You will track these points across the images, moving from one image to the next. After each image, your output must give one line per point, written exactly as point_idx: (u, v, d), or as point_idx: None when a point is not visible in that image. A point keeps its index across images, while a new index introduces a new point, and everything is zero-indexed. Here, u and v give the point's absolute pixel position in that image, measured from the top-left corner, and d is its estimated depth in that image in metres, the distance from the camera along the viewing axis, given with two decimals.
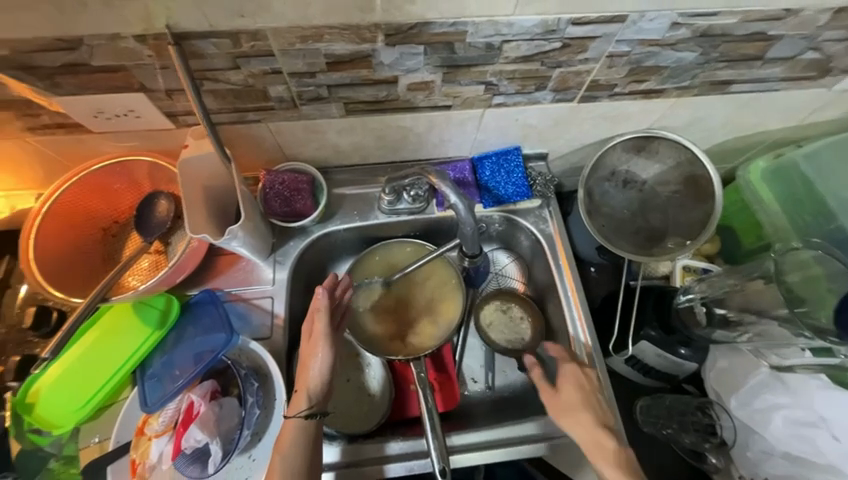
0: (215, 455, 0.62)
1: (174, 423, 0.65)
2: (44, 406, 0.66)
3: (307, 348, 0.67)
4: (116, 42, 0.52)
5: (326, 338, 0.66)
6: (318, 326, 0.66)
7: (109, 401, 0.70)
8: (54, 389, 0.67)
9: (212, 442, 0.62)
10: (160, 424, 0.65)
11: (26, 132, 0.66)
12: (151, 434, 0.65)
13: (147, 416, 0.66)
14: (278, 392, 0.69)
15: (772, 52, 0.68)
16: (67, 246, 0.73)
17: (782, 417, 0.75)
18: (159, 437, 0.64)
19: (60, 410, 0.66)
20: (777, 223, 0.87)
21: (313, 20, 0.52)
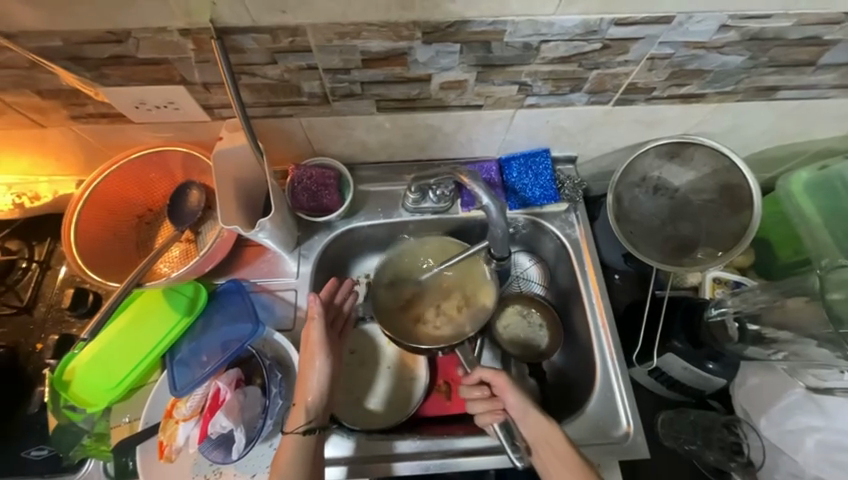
0: (239, 442, 0.64)
1: (200, 409, 0.67)
2: (79, 384, 0.69)
3: (304, 359, 0.69)
4: (162, 36, 0.53)
5: (321, 346, 0.69)
6: (313, 334, 0.69)
7: (139, 383, 0.72)
8: (89, 368, 0.70)
9: (236, 428, 0.64)
10: (188, 408, 0.67)
11: (72, 121, 0.68)
12: (179, 418, 0.67)
13: (176, 400, 0.68)
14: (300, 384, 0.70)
15: (825, 58, 0.64)
16: (104, 231, 0.75)
17: (815, 441, 0.72)
18: (187, 421, 0.67)
19: (95, 389, 0.69)
20: (819, 237, 0.83)
21: (353, 17, 0.52)
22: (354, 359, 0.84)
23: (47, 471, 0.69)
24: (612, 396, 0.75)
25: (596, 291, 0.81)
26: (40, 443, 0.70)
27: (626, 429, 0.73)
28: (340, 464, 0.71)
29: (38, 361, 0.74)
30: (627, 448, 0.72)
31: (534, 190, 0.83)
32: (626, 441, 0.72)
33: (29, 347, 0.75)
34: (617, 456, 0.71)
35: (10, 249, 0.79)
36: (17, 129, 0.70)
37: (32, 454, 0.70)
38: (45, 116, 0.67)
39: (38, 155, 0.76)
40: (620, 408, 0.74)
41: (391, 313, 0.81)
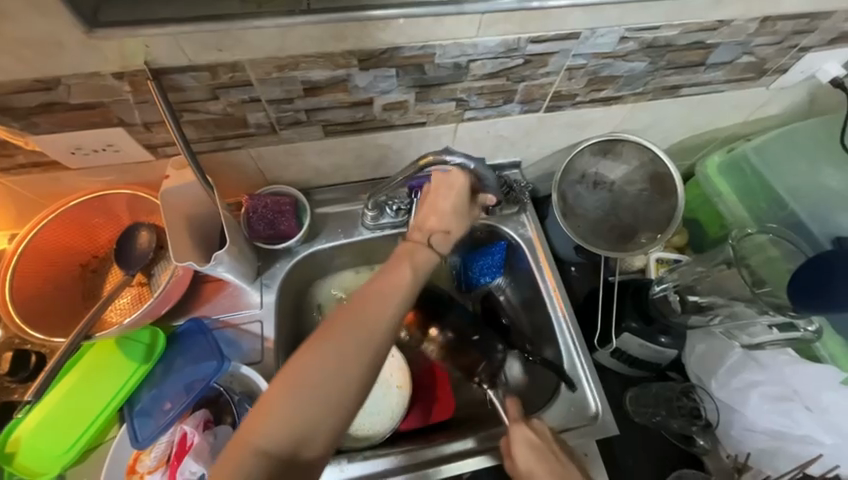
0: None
1: (166, 457, 0.65)
2: (25, 453, 0.64)
3: (438, 197, 0.67)
4: (95, 80, 0.53)
5: (460, 216, 0.67)
6: (448, 205, 0.67)
7: (98, 440, 0.68)
8: (38, 435, 0.65)
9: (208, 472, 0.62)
10: (152, 459, 0.65)
11: (1, 174, 0.65)
12: (143, 471, 0.64)
13: (139, 452, 0.65)
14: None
15: (712, 58, 0.75)
16: (45, 285, 0.71)
17: (759, 393, 0.80)
18: (153, 473, 0.64)
19: (43, 457, 0.64)
20: (736, 212, 0.93)
21: (290, 50, 0.55)
22: None
23: None
24: (579, 382, 0.79)
25: (554, 285, 0.85)
26: None
27: (595, 410, 0.77)
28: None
29: None
30: (598, 428, 0.76)
31: (488, 269, 0.91)
32: (597, 422, 0.76)
33: None
34: (592, 437, 0.75)
35: None
36: None
37: None
38: None
39: None
40: (588, 392, 0.78)
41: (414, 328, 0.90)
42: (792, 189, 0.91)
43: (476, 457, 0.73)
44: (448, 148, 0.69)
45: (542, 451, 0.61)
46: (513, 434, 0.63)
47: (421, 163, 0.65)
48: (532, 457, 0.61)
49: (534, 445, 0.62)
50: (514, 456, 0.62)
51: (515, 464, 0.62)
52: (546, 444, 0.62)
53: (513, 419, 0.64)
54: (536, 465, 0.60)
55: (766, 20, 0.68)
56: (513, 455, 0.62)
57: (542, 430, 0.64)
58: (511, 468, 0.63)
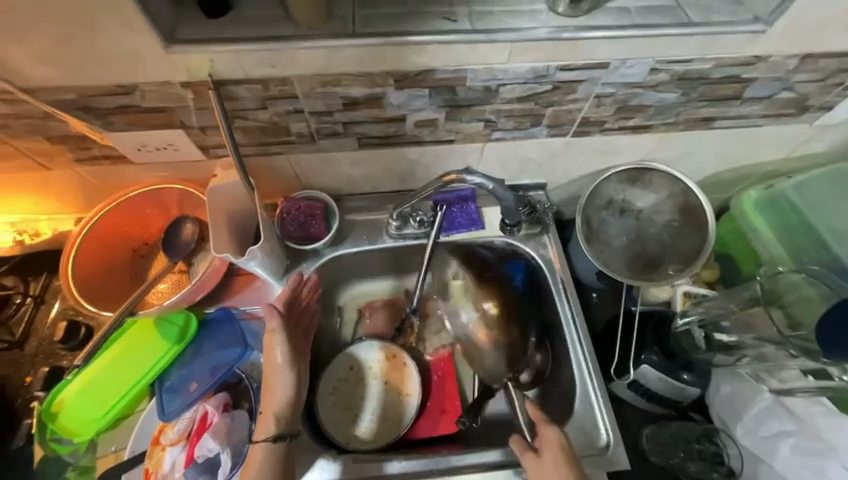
0: (225, 465, 0.67)
1: (187, 432, 0.70)
2: (66, 415, 0.71)
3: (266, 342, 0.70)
4: (165, 88, 0.61)
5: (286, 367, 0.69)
6: (277, 351, 0.70)
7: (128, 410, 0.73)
8: (78, 399, 0.71)
9: (222, 451, 0.67)
10: (175, 432, 0.70)
11: (77, 163, 0.74)
12: (166, 443, 0.69)
13: (164, 425, 0.71)
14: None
15: (749, 92, 0.74)
16: (101, 265, 0.80)
17: (789, 446, 0.73)
18: (174, 445, 0.69)
19: (82, 419, 0.70)
20: (772, 249, 0.90)
21: (334, 68, 0.60)
22: (352, 374, 0.87)
23: None
24: (590, 409, 0.77)
25: (571, 307, 0.85)
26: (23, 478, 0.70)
27: (606, 441, 0.75)
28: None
29: (26, 395, 0.75)
30: (607, 460, 0.74)
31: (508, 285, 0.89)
32: (607, 452, 0.74)
33: (19, 381, 0.76)
34: (600, 468, 0.73)
35: (6, 285, 0.82)
36: (25, 172, 0.75)
37: None
38: (50, 159, 0.73)
39: (39, 195, 0.81)
40: (600, 420, 0.76)
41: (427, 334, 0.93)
42: (836, 230, 0.86)
43: (479, 474, 0.73)
44: (469, 167, 0.74)
45: (569, 456, 0.65)
46: (542, 435, 0.68)
47: (445, 180, 0.71)
48: (560, 457, 0.65)
49: (561, 445, 0.66)
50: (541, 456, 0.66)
51: (542, 463, 0.66)
52: (569, 445, 0.67)
53: (538, 421, 0.69)
54: (558, 462, 0.65)
55: (807, 57, 0.68)
56: (540, 455, 0.67)
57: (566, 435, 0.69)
58: (533, 470, 0.66)
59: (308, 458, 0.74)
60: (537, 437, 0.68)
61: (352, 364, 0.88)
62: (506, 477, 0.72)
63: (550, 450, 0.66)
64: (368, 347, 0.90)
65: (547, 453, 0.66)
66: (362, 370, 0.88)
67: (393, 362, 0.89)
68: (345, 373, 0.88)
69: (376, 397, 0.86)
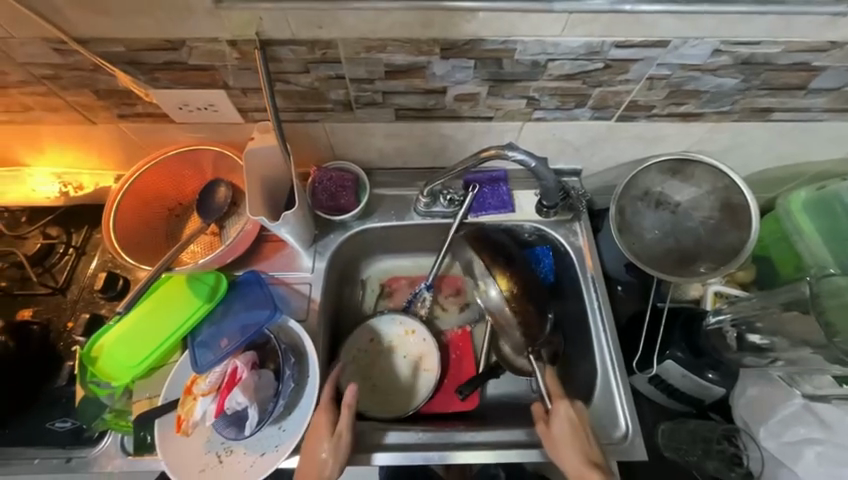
0: (251, 419, 0.67)
1: (218, 385, 0.70)
2: (106, 360, 0.74)
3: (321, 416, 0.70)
4: (211, 45, 0.60)
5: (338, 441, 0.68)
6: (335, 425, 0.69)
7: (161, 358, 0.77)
8: (117, 346, 0.75)
9: (250, 406, 0.68)
10: (206, 384, 0.71)
11: (122, 119, 0.76)
12: (197, 394, 0.70)
13: (196, 376, 0.72)
14: (312, 370, 0.74)
15: (815, 83, 0.69)
16: (139, 222, 0.81)
17: (815, 453, 0.72)
18: (205, 396, 0.70)
19: (119, 365, 0.74)
20: (818, 252, 0.85)
21: (380, 33, 0.59)
22: (373, 346, 0.89)
23: (69, 442, 0.74)
24: (611, 399, 0.77)
25: (598, 296, 0.83)
26: (65, 415, 0.74)
27: (625, 431, 0.75)
28: None
29: (68, 339, 0.79)
30: (624, 449, 0.73)
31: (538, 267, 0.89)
32: (626, 441, 0.74)
33: (61, 325, 0.80)
34: (614, 456, 0.73)
35: (51, 235, 0.85)
36: (70, 125, 0.77)
37: (57, 425, 0.74)
38: (95, 113, 0.74)
39: (84, 150, 0.83)
40: (619, 409, 0.76)
41: (438, 308, 0.95)
42: None
43: (492, 451, 0.73)
44: (511, 143, 0.73)
45: (578, 427, 0.66)
46: (555, 408, 0.68)
47: (484, 155, 0.69)
48: (569, 431, 0.66)
49: (571, 419, 0.66)
50: (552, 426, 0.67)
51: (552, 433, 0.67)
52: (583, 420, 0.67)
53: (554, 393, 0.70)
54: (567, 440, 0.65)
55: None
56: (551, 425, 0.68)
57: (582, 411, 0.68)
58: (544, 437, 0.68)
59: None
60: (551, 409, 0.69)
61: (374, 337, 0.90)
62: (521, 457, 0.73)
63: (559, 416, 0.67)
64: (390, 321, 0.91)
65: (555, 422, 0.67)
66: (383, 342, 0.90)
67: (414, 337, 0.90)
68: (366, 343, 0.89)
69: (396, 370, 0.88)
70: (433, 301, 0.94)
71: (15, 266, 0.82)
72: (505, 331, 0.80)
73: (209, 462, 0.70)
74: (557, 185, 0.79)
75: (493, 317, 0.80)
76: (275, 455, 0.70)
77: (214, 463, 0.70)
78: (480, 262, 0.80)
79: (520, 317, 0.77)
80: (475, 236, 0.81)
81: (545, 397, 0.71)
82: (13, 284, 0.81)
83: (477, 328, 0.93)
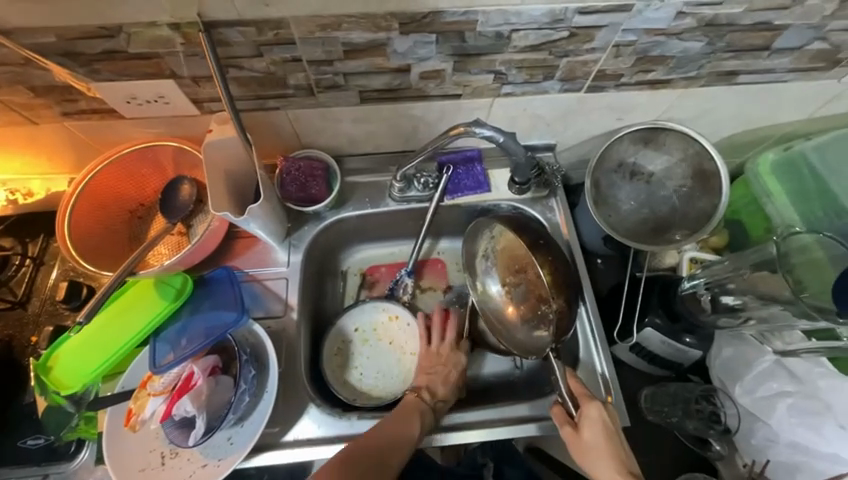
0: (198, 429, 0.65)
1: (171, 387, 0.68)
2: (61, 368, 0.70)
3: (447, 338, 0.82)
4: (152, 30, 0.56)
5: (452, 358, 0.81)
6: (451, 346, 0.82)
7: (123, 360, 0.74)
8: (72, 352, 0.71)
9: (198, 415, 0.65)
10: (161, 384, 0.69)
11: (66, 117, 0.71)
12: (151, 391, 0.69)
13: (152, 374, 0.70)
14: (271, 383, 0.71)
15: (778, 42, 0.69)
16: (98, 226, 0.77)
17: (787, 405, 0.75)
18: (157, 396, 0.68)
19: (77, 372, 0.69)
20: (786, 213, 0.87)
21: (333, 9, 0.56)
22: (358, 336, 0.88)
23: (43, 460, 0.71)
24: (597, 377, 0.78)
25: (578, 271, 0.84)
26: (37, 432, 0.72)
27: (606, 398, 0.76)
28: (287, 447, 0.71)
29: (33, 353, 0.75)
30: None
31: None
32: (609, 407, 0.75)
33: (25, 340, 0.76)
34: None
35: (4, 246, 0.80)
36: (10, 127, 0.72)
37: (29, 443, 0.71)
38: (35, 112, 0.69)
39: (31, 154, 0.78)
40: (600, 378, 0.77)
41: (422, 296, 0.93)
42: None
43: (482, 430, 0.74)
44: (478, 120, 0.71)
45: (609, 430, 0.65)
46: (585, 412, 0.67)
47: (452, 133, 0.68)
48: (601, 435, 0.65)
49: (603, 422, 0.66)
50: (581, 431, 0.66)
51: (581, 439, 0.66)
52: (612, 424, 0.66)
53: (580, 396, 0.69)
54: (600, 442, 0.64)
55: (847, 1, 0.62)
56: (580, 430, 0.66)
57: (612, 413, 0.67)
58: (572, 442, 0.67)
59: (295, 414, 0.73)
60: (579, 413, 0.68)
61: (357, 326, 0.89)
62: (508, 433, 0.74)
63: (591, 424, 0.66)
64: (373, 309, 0.90)
65: (585, 429, 0.66)
66: (368, 331, 0.89)
67: (396, 322, 0.89)
68: (350, 334, 0.88)
69: (383, 356, 0.87)
70: (414, 289, 0.93)
71: None
72: (502, 333, 0.83)
73: (153, 461, 0.69)
74: (528, 160, 0.79)
75: (493, 318, 0.83)
76: (217, 468, 0.67)
77: (156, 464, 0.68)
78: (495, 269, 0.84)
79: (557, 313, 0.71)
80: (511, 225, 0.78)
81: (566, 400, 0.69)
82: None
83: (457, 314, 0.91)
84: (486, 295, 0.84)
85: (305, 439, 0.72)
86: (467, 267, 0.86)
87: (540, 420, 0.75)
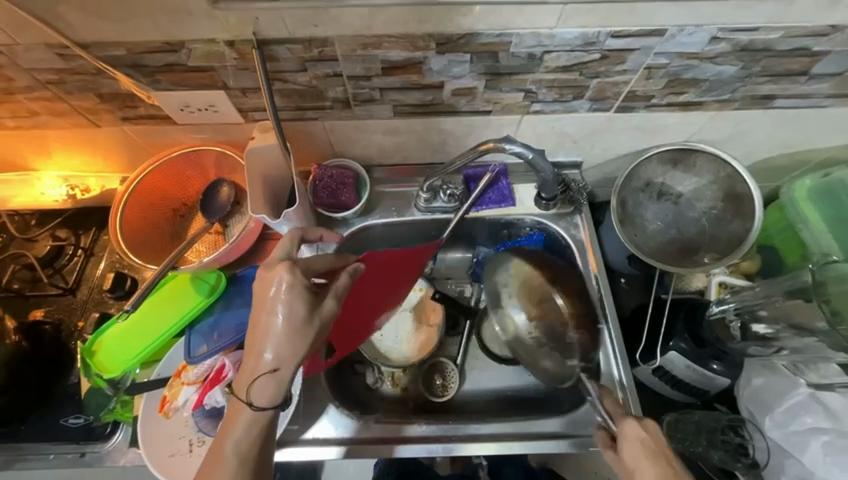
0: None
1: (203, 378, 0.75)
2: (104, 353, 0.74)
3: (264, 282, 0.60)
4: (210, 46, 0.61)
5: (283, 308, 0.59)
6: (271, 293, 0.59)
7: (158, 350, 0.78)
8: (115, 339, 0.75)
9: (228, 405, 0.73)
10: (194, 374, 0.75)
11: (125, 121, 0.77)
12: (185, 380, 0.75)
13: (186, 364, 0.75)
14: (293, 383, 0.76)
15: (817, 68, 0.68)
16: (144, 224, 0.82)
17: (821, 443, 0.72)
18: (190, 385, 0.74)
19: (117, 358, 0.74)
20: (824, 241, 0.84)
21: (376, 29, 0.59)
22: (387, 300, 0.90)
23: (81, 439, 0.75)
24: (615, 385, 0.77)
25: (600, 288, 0.83)
26: (77, 412, 0.77)
27: None
28: (307, 444, 0.73)
29: (79, 338, 0.81)
30: None
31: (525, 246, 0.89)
32: None
33: (72, 325, 0.82)
34: None
35: (60, 237, 0.87)
36: (75, 128, 0.78)
37: (69, 421, 0.76)
38: (99, 116, 0.76)
39: (89, 153, 0.85)
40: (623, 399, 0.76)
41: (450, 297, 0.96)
42: None
43: (496, 443, 0.74)
44: (507, 136, 0.73)
45: (654, 448, 0.58)
46: (622, 430, 0.62)
47: (482, 149, 0.70)
48: (639, 452, 0.59)
49: (642, 438, 0.59)
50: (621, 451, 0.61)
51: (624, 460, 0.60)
52: (663, 443, 0.59)
53: (619, 416, 0.65)
54: (643, 462, 0.58)
55: None
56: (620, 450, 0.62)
57: (654, 430, 0.61)
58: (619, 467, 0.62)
59: (315, 413, 0.76)
60: (617, 432, 0.63)
61: None
62: (525, 448, 0.74)
63: (634, 439, 0.60)
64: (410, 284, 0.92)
65: (623, 449, 0.61)
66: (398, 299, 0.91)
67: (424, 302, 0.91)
68: None
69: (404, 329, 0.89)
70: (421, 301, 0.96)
71: (26, 268, 0.84)
72: (531, 364, 0.81)
73: (181, 447, 0.73)
74: (555, 177, 0.80)
75: (520, 349, 0.81)
76: None
77: (185, 450, 0.72)
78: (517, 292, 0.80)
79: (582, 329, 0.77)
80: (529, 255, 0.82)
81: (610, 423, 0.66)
82: (24, 286, 0.83)
83: (450, 342, 0.91)
84: (510, 322, 0.81)
85: (322, 438, 0.74)
86: (494, 297, 0.83)
87: (559, 437, 0.75)
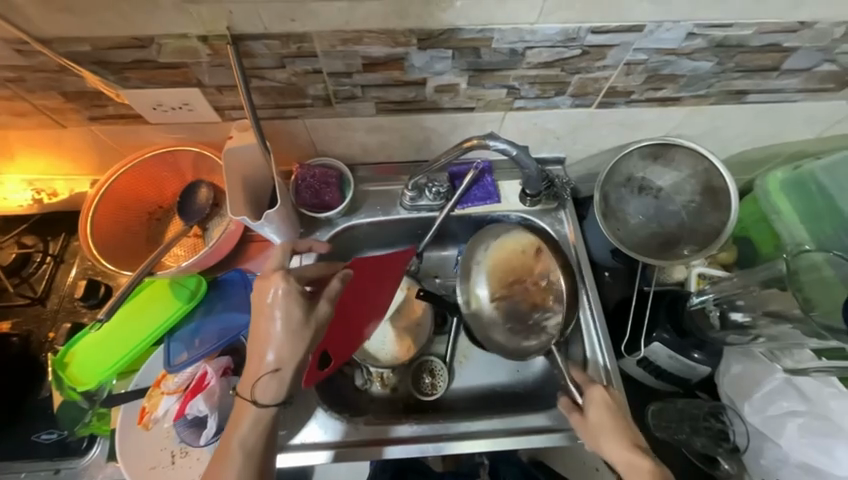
0: (209, 429, 0.70)
1: (185, 386, 0.72)
2: (77, 365, 0.71)
3: (261, 287, 0.61)
4: (182, 41, 0.59)
5: (281, 311, 0.59)
6: (269, 297, 0.60)
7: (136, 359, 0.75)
8: (88, 350, 0.72)
9: (210, 415, 0.70)
10: (174, 383, 0.73)
11: (94, 121, 0.73)
12: (165, 390, 0.72)
13: (167, 373, 0.73)
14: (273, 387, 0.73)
15: (788, 63, 0.70)
16: (118, 228, 0.79)
17: (796, 425, 0.74)
18: (170, 394, 0.72)
19: (92, 369, 0.71)
20: (796, 231, 0.87)
21: (355, 24, 0.58)
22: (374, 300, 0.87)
23: (57, 454, 0.73)
24: (601, 372, 0.79)
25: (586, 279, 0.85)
26: (49, 427, 0.73)
27: None
28: (290, 450, 0.72)
29: (49, 350, 0.77)
30: None
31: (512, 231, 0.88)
32: None
33: (42, 336, 0.78)
34: None
35: (26, 244, 0.82)
36: (40, 129, 0.74)
37: (42, 437, 0.73)
38: (65, 116, 0.72)
39: (55, 156, 0.81)
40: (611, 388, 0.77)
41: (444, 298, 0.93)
42: None
43: (487, 440, 0.74)
44: (491, 133, 0.73)
45: (614, 410, 0.65)
46: (588, 396, 0.68)
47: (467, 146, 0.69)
48: (606, 417, 0.64)
49: (606, 403, 0.66)
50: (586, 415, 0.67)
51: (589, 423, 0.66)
52: (618, 405, 0.66)
53: (584, 383, 0.71)
54: (607, 426, 0.64)
55: None
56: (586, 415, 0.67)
57: (617, 396, 0.67)
58: (583, 429, 0.67)
59: (302, 417, 0.74)
60: (584, 400, 0.69)
61: None
62: (515, 443, 0.74)
63: (598, 406, 0.66)
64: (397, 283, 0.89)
65: (588, 416, 0.67)
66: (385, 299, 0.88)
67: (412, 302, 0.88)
68: None
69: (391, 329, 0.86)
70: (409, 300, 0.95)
71: None
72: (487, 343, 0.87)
73: (163, 459, 0.71)
74: (540, 173, 0.80)
75: (484, 329, 0.87)
76: None
77: (166, 462, 0.71)
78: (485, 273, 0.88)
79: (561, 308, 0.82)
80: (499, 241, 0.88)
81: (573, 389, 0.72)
82: None
83: (438, 340, 0.91)
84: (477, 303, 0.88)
85: (311, 443, 0.73)
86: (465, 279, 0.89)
87: (548, 431, 0.76)
